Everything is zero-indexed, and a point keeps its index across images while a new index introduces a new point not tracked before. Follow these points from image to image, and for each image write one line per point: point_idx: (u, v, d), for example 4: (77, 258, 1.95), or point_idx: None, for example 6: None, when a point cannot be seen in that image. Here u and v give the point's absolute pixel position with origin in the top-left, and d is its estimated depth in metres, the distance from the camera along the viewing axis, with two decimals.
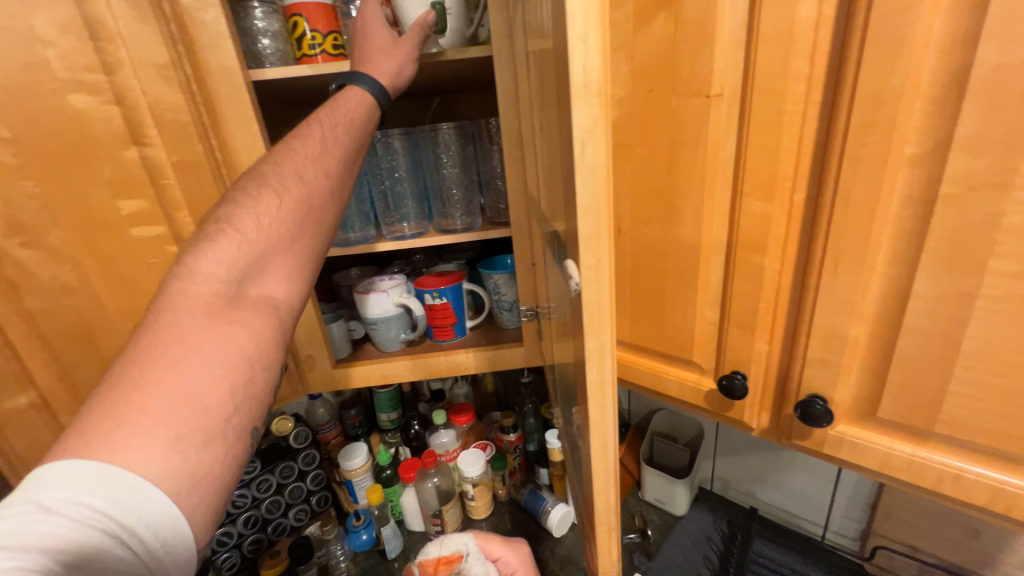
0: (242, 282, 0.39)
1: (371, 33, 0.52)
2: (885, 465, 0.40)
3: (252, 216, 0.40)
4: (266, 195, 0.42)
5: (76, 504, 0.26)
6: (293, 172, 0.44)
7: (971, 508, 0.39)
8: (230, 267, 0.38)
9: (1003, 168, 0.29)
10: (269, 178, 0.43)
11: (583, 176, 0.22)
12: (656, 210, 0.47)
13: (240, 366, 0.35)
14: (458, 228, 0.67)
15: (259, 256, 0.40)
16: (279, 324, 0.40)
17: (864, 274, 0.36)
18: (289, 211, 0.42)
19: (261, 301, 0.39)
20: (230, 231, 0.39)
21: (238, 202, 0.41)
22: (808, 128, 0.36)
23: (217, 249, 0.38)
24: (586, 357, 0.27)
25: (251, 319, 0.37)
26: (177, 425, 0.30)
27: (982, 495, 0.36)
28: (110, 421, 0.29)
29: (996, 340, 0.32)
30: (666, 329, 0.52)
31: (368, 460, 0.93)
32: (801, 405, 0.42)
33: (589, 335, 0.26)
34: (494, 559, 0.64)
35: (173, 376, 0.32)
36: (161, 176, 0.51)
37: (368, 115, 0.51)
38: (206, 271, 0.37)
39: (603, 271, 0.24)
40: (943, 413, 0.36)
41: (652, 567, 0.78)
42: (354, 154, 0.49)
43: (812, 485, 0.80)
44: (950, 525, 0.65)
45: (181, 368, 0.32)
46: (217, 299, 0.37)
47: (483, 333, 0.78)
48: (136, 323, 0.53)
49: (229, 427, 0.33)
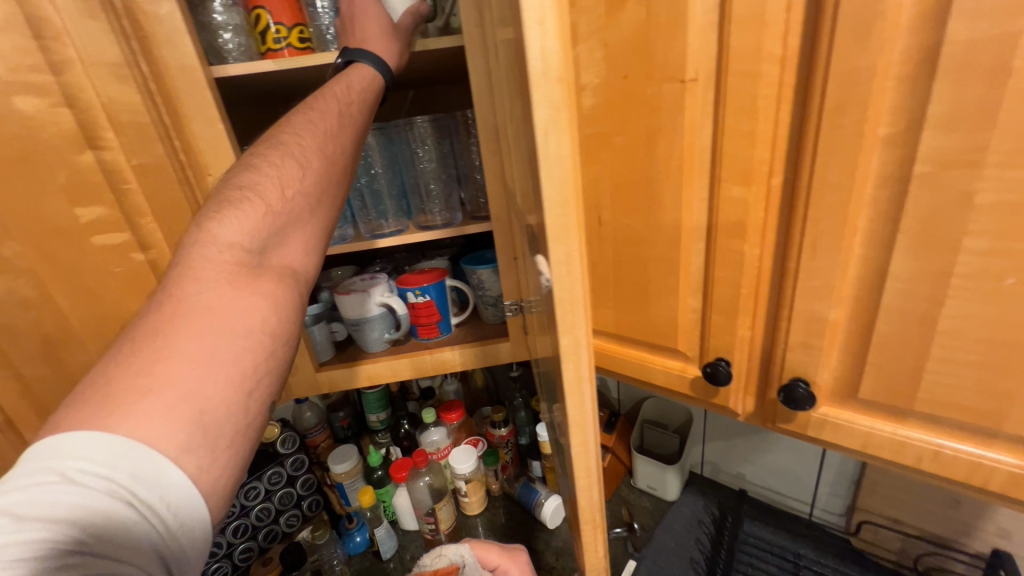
0: (264, 250, 0.37)
1: (361, 10, 0.51)
2: (867, 444, 0.41)
3: (274, 186, 0.39)
4: (287, 165, 0.41)
5: (98, 477, 0.25)
6: (310, 144, 0.43)
7: (950, 483, 0.40)
8: (252, 236, 0.37)
9: (973, 147, 0.29)
10: (286, 148, 0.42)
11: (549, 169, 0.21)
12: (635, 199, 0.46)
13: (264, 338, 0.34)
14: (437, 223, 0.66)
15: (279, 228, 0.39)
16: (298, 296, 0.39)
17: (842, 257, 0.36)
18: (310, 183, 0.42)
19: (282, 273, 0.38)
20: (251, 199, 0.38)
21: (258, 170, 0.40)
22: (783, 110, 0.36)
23: (239, 215, 0.37)
24: (562, 355, 0.26)
25: (273, 290, 0.36)
26: (203, 396, 0.29)
27: (960, 469, 0.37)
28: (133, 389, 0.28)
29: (971, 318, 0.33)
30: (650, 318, 0.51)
31: (358, 462, 0.92)
32: (784, 389, 0.43)
33: (563, 334, 0.25)
34: (493, 568, 0.64)
35: (198, 345, 0.30)
36: (121, 181, 0.49)
37: (374, 92, 0.50)
38: (228, 238, 0.36)
39: (574, 266, 0.23)
40: (921, 391, 0.37)
41: (646, 553, 0.79)
42: (361, 132, 0.48)
43: (799, 465, 0.82)
44: (932, 498, 0.67)
45: (207, 337, 0.31)
46: (241, 266, 0.35)
47: (468, 329, 0.77)
48: (103, 334, 0.51)
49: (251, 401, 0.32)
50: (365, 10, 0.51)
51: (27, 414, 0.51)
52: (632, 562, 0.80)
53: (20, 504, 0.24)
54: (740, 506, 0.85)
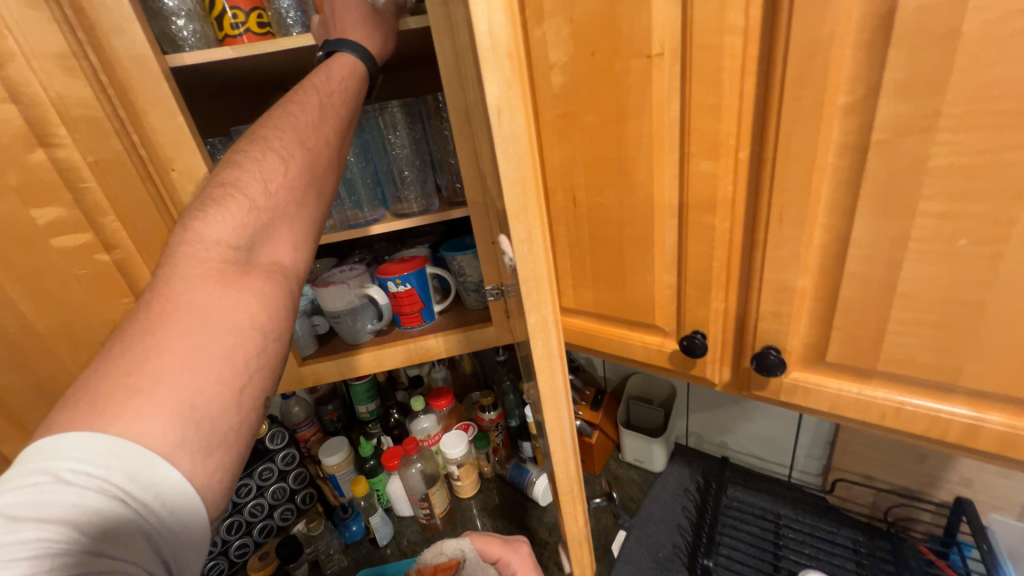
0: (251, 247, 0.37)
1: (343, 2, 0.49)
2: (835, 405, 0.43)
3: (259, 182, 0.39)
4: (271, 162, 0.40)
5: (93, 476, 0.24)
6: (294, 138, 0.42)
7: (913, 437, 0.42)
8: (239, 232, 0.37)
9: (926, 112, 0.30)
10: (271, 143, 0.41)
11: (505, 146, 0.23)
12: (609, 178, 0.47)
13: (254, 334, 0.33)
14: (414, 211, 0.65)
15: (267, 224, 0.39)
16: (288, 292, 0.38)
17: (807, 225, 0.37)
18: (295, 180, 0.41)
19: (271, 269, 0.37)
20: (237, 196, 0.38)
21: (240, 166, 0.39)
22: (748, 82, 0.36)
23: (224, 212, 0.36)
24: (530, 332, 0.28)
25: (263, 286, 0.36)
26: (195, 392, 0.29)
27: (922, 424, 0.39)
28: (123, 389, 0.27)
29: (927, 279, 0.34)
30: (628, 296, 0.52)
31: (349, 453, 0.93)
32: (757, 357, 0.44)
33: (531, 311, 0.27)
34: (494, 561, 0.65)
35: (188, 342, 0.30)
36: (78, 179, 0.47)
37: (359, 80, 0.49)
38: (213, 235, 0.35)
39: (535, 245, 0.25)
40: (883, 352, 0.38)
41: (635, 523, 0.83)
42: (349, 122, 0.47)
43: (778, 430, 0.85)
44: (900, 453, 0.70)
45: (196, 335, 0.30)
46: (228, 264, 0.35)
47: (452, 316, 0.77)
48: (74, 338, 0.50)
49: (243, 396, 0.32)
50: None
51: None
52: (622, 532, 0.83)
53: (9, 506, 0.23)
54: (723, 472, 0.87)
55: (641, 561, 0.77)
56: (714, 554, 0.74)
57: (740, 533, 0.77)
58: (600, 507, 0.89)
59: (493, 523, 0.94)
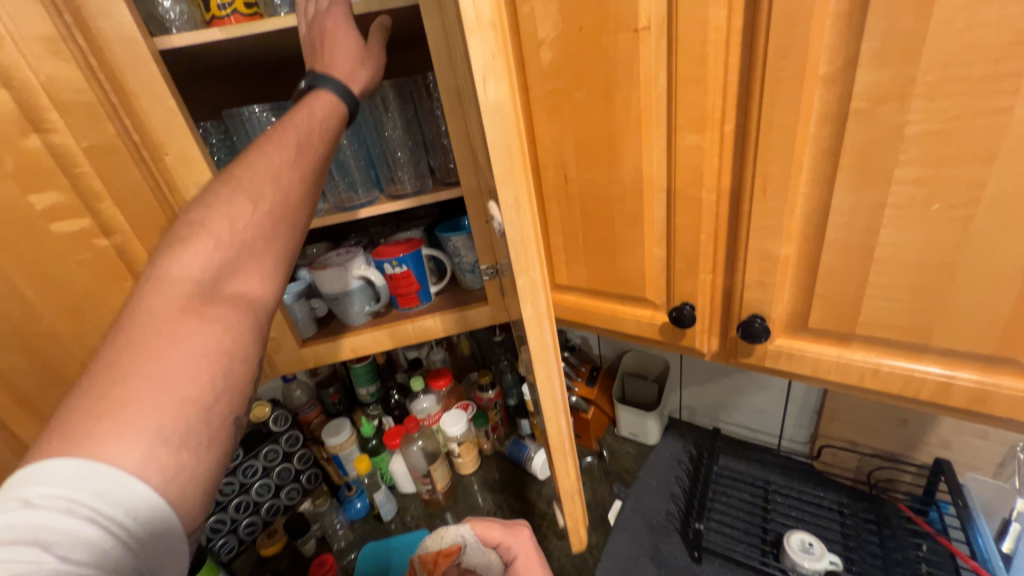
0: (218, 280, 0.37)
1: (335, 38, 0.49)
2: (817, 369, 0.44)
3: (227, 217, 0.39)
4: (240, 195, 0.40)
5: (60, 498, 0.25)
6: (263, 169, 0.42)
7: (890, 397, 0.44)
8: (206, 267, 0.37)
9: (902, 80, 0.31)
10: (240, 178, 0.41)
11: (492, 114, 0.24)
12: (599, 154, 0.47)
13: (219, 359, 0.33)
14: (407, 192, 0.66)
15: (235, 256, 0.39)
16: (256, 323, 0.38)
17: (790, 195, 0.39)
18: (265, 211, 0.41)
19: (237, 299, 0.37)
20: (205, 232, 0.38)
21: (210, 206, 0.39)
22: (732, 55, 0.37)
23: (192, 249, 0.37)
24: (521, 294, 0.30)
25: (228, 315, 0.36)
26: (159, 415, 0.29)
27: (897, 383, 0.41)
28: (89, 416, 0.28)
29: (902, 243, 0.35)
30: (619, 270, 0.54)
31: (353, 433, 0.95)
32: (743, 324, 0.46)
33: (521, 274, 0.29)
34: (495, 544, 0.68)
35: (154, 372, 0.30)
36: (74, 165, 0.47)
37: (335, 112, 0.49)
38: (180, 271, 0.36)
39: (522, 210, 0.27)
40: (861, 316, 0.40)
41: (630, 493, 0.86)
42: (323, 146, 0.47)
43: (768, 402, 0.87)
44: (884, 419, 0.73)
45: (162, 365, 0.31)
46: (194, 297, 0.35)
47: (448, 297, 0.78)
48: (78, 321, 0.51)
49: (211, 417, 0.32)
50: (331, 13, 0.49)
51: (11, 408, 0.51)
52: (617, 502, 0.87)
53: None
54: (714, 443, 0.90)
55: (637, 529, 0.81)
56: (705, 519, 0.78)
57: (730, 499, 0.80)
58: (596, 478, 0.92)
59: (494, 497, 0.97)
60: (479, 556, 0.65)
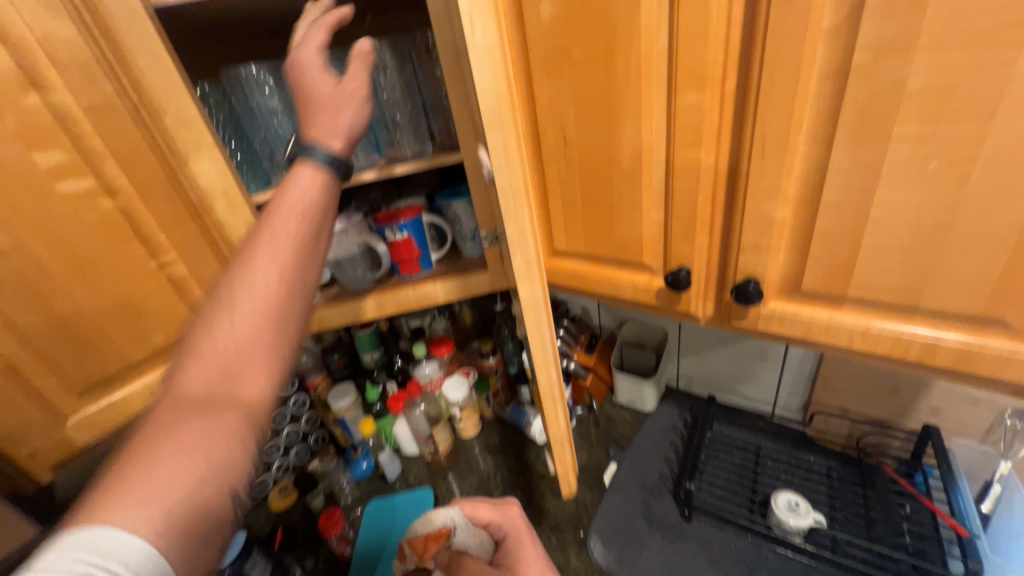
0: (216, 387, 0.38)
1: (315, 90, 0.48)
2: (807, 331, 0.45)
3: (226, 323, 0.40)
4: (235, 299, 0.41)
5: (68, 556, 0.27)
6: (257, 269, 0.42)
7: (880, 360, 0.45)
8: (205, 377, 0.38)
9: (908, 32, 0.30)
10: (237, 282, 0.42)
11: (480, 62, 0.30)
12: (599, 115, 0.47)
13: (209, 459, 0.34)
14: (408, 155, 0.67)
15: (235, 362, 0.39)
16: (257, 426, 0.38)
17: (788, 156, 0.38)
18: (259, 313, 0.41)
19: (234, 402, 0.38)
20: (208, 341, 0.40)
21: (213, 318, 0.41)
22: (735, 8, 0.36)
23: (194, 363, 0.39)
24: (511, 238, 0.35)
25: (223, 420, 0.36)
26: (147, 507, 0.30)
27: (887, 345, 0.41)
28: (93, 506, 0.30)
29: (899, 203, 0.36)
30: (617, 235, 0.54)
31: (356, 398, 0.97)
32: (737, 288, 0.46)
33: (511, 222, 0.34)
34: (484, 523, 0.68)
35: (151, 469, 0.32)
36: (75, 124, 0.47)
37: (322, 192, 0.46)
38: (184, 387, 0.38)
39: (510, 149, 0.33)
40: (853, 278, 0.40)
41: (625, 456, 0.89)
42: (314, 232, 0.45)
43: (764, 371, 0.89)
44: (876, 385, 0.75)
45: (159, 463, 0.32)
46: (192, 405, 0.36)
47: (450, 264, 0.79)
48: (88, 281, 0.52)
49: (200, 513, 0.32)
50: (305, 68, 0.48)
51: None
52: (613, 465, 0.90)
53: None
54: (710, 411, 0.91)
55: (630, 487, 0.84)
56: (697, 480, 0.80)
57: (721, 461, 0.83)
58: (591, 441, 0.97)
59: (494, 459, 1.00)
60: (468, 537, 0.64)
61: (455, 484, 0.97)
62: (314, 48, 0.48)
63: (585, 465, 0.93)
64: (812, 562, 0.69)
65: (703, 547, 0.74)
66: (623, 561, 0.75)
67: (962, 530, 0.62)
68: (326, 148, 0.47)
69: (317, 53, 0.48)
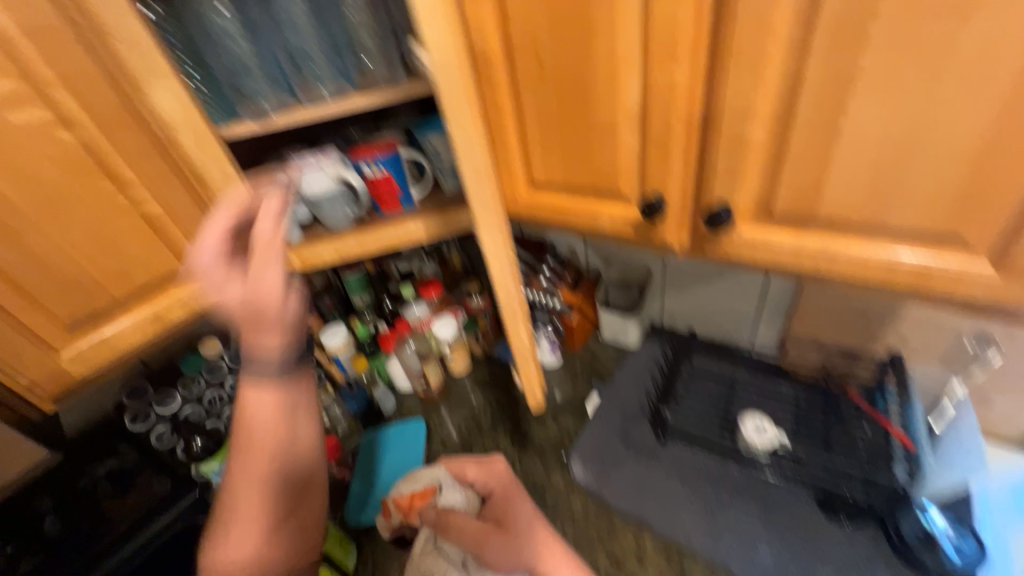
0: (236, 525, 0.51)
1: (207, 264, 0.49)
2: (775, 254, 0.47)
3: (243, 436, 0.51)
4: (244, 427, 0.52)
5: None
6: (253, 422, 0.51)
7: (852, 284, 0.46)
8: (240, 497, 0.51)
9: None
10: (243, 432, 0.52)
11: None
12: (569, 25, 0.44)
13: (267, 544, 0.52)
14: (380, 84, 0.62)
15: (262, 475, 0.52)
16: (295, 505, 0.54)
17: (762, 70, 0.40)
18: (261, 443, 0.51)
19: (265, 500, 0.52)
20: (237, 449, 0.52)
21: (240, 425, 0.52)
22: None
23: (234, 472, 0.52)
24: (451, 124, 0.46)
25: (260, 526, 0.51)
26: None
27: (844, 261, 0.44)
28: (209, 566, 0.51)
29: (865, 110, 0.38)
30: (596, 162, 0.52)
31: (348, 338, 1.01)
32: (709, 217, 0.47)
33: (451, 109, 0.45)
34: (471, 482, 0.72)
35: (232, 537, 0.51)
36: (16, 46, 0.45)
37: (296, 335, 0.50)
38: (233, 484, 0.52)
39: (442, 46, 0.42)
40: (821, 194, 0.43)
41: (607, 390, 0.94)
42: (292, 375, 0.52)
43: (741, 306, 0.91)
44: (848, 311, 0.78)
45: (236, 533, 0.51)
46: (240, 520, 0.51)
47: (431, 202, 0.77)
48: (59, 220, 0.51)
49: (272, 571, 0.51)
50: (207, 241, 0.50)
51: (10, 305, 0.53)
52: (595, 395, 0.95)
53: None
54: (690, 347, 0.94)
55: (612, 419, 0.89)
56: (673, 408, 0.85)
57: (697, 390, 0.87)
58: (577, 375, 1.01)
59: (484, 394, 1.05)
60: (454, 493, 0.68)
61: (447, 417, 1.02)
62: (223, 217, 0.50)
63: (567, 398, 0.98)
64: (776, 479, 0.74)
65: (674, 467, 0.80)
66: (602, 479, 0.81)
67: (907, 441, 0.70)
68: (258, 342, 0.49)
69: (222, 222, 0.50)
